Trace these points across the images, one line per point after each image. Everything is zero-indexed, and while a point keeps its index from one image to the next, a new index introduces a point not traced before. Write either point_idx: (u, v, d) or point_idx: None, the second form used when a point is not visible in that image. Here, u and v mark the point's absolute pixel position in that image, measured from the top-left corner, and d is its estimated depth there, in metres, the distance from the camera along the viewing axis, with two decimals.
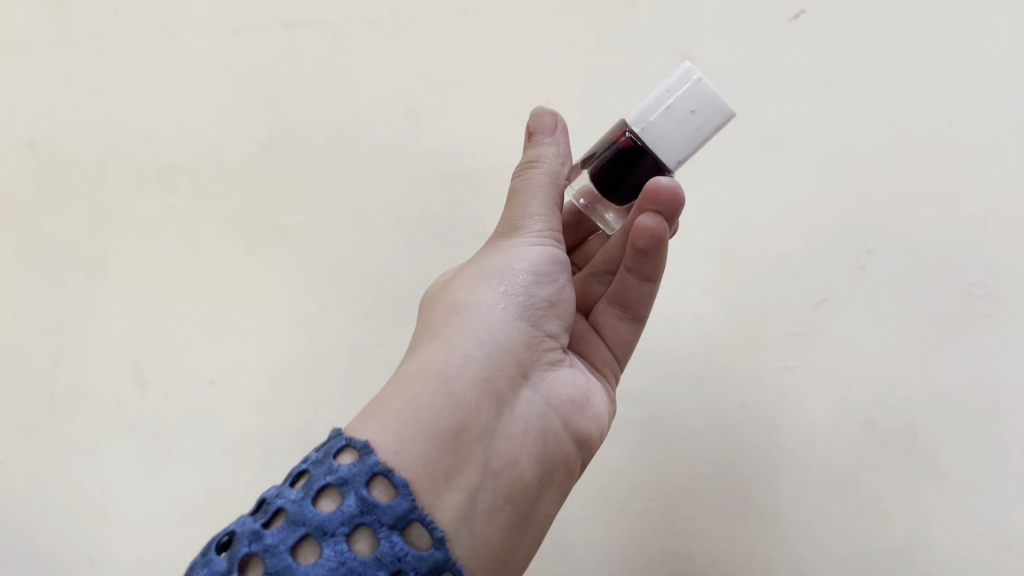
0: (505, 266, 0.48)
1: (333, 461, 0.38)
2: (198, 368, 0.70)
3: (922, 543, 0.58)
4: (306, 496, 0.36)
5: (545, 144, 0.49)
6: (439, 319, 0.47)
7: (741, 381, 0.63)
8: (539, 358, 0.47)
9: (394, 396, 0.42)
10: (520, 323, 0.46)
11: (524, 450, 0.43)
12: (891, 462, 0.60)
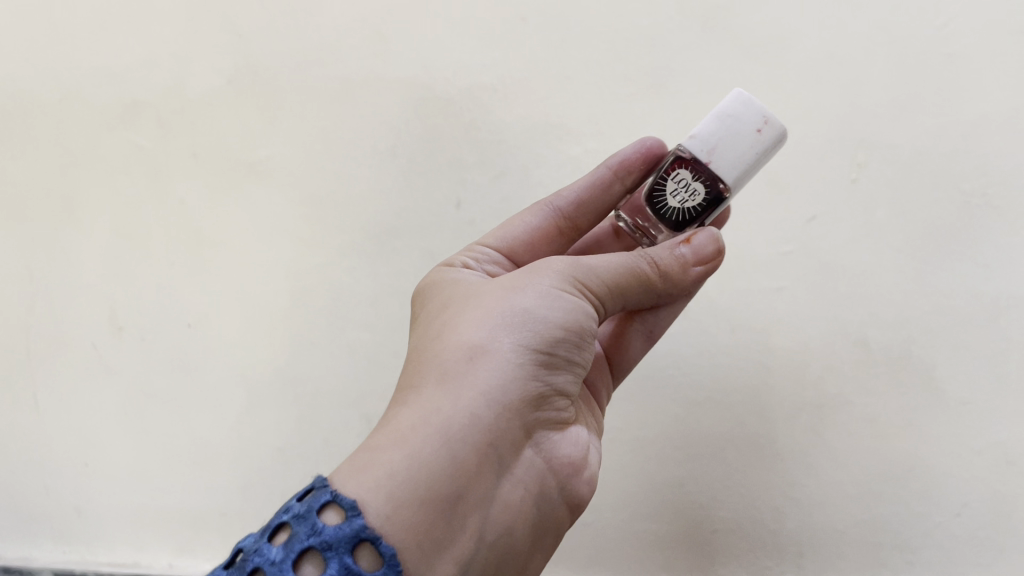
0: (533, 315, 0.43)
1: (316, 518, 0.36)
2: (176, 312, 0.70)
3: (917, 464, 0.57)
4: (286, 559, 0.35)
5: (680, 256, 0.46)
6: (447, 357, 0.42)
7: (730, 303, 0.61)
8: (546, 417, 0.43)
9: (394, 449, 0.38)
10: (537, 379, 0.42)
11: (519, 518, 0.41)
12: (885, 380, 0.58)
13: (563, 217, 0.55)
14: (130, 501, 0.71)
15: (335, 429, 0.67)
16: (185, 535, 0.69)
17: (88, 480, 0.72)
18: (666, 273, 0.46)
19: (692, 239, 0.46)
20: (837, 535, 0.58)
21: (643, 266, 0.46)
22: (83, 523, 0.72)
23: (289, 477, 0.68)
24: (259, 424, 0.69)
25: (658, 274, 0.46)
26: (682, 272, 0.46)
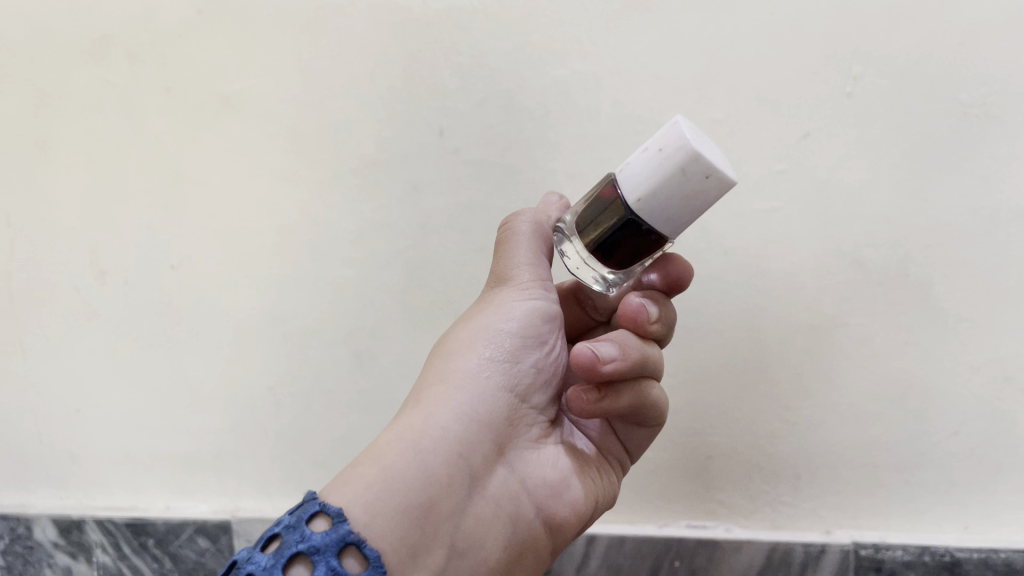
0: (488, 329, 0.48)
1: (307, 530, 0.38)
2: (157, 254, 0.68)
3: (914, 383, 0.57)
4: (276, 563, 0.37)
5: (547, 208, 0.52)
6: (417, 391, 0.47)
7: (723, 226, 0.59)
8: (518, 434, 0.47)
9: (372, 462, 0.41)
10: (499, 396, 0.46)
11: (493, 534, 0.43)
12: (882, 300, 0.57)
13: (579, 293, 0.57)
14: (140, 444, 0.72)
15: (329, 368, 0.67)
16: (197, 475, 0.72)
17: (94, 424, 0.73)
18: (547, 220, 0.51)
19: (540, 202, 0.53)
20: (832, 457, 0.60)
21: (527, 222, 0.50)
22: (95, 464, 0.74)
23: (289, 416, 0.69)
24: (249, 364, 0.69)
25: (540, 222, 0.50)
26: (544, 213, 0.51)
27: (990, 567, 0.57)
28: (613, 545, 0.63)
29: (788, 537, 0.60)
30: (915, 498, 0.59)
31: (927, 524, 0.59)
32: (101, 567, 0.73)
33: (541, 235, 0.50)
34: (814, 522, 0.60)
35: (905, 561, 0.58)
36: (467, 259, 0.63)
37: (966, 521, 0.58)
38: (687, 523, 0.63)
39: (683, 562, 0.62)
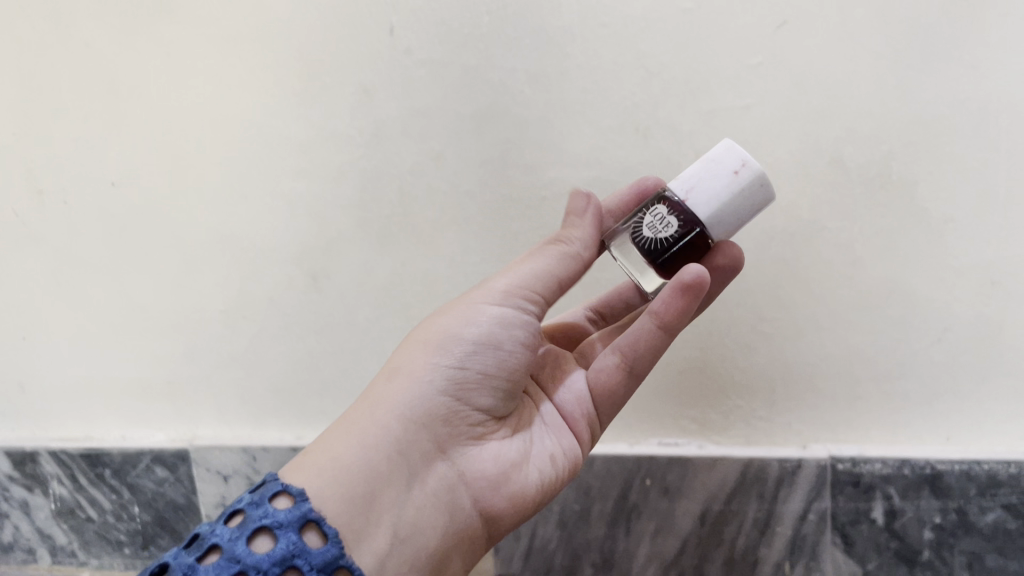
0: (445, 335, 0.46)
1: (271, 504, 0.38)
2: (94, 172, 0.64)
3: (896, 289, 0.54)
4: (240, 535, 0.37)
5: (577, 227, 0.47)
6: (372, 384, 0.46)
7: (695, 128, 0.54)
8: (467, 432, 0.46)
9: (322, 452, 0.42)
10: (453, 398, 0.45)
11: (433, 530, 0.42)
12: (862, 202, 0.53)
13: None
14: (91, 373, 0.69)
15: (282, 289, 0.64)
16: (152, 403, 0.69)
17: (43, 352, 0.70)
18: (568, 240, 0.47)
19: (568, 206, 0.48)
20: (809, 369, 0.57)
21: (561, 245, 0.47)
22: (47, 392, 0.71)
23: (243, 341, 0.66)
24: (198, 288, 0.65)
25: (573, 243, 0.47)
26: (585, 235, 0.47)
27: (971, 479, 0.54)
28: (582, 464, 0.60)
29: (763, 453, 0.58)
30: (896, 411, 0.56)
31: (907, 437, 0.57)
32: (58, 499, 0.71)
33: (560, 262, 0.46)
34: (789, 437, 0.58)
35: (883, 474, 0.56)
36: (421, 168, 0.59)
37: (948, 433, 0.56)
38: (659, 441, 0.61)
39: (654, 481, 0.60)
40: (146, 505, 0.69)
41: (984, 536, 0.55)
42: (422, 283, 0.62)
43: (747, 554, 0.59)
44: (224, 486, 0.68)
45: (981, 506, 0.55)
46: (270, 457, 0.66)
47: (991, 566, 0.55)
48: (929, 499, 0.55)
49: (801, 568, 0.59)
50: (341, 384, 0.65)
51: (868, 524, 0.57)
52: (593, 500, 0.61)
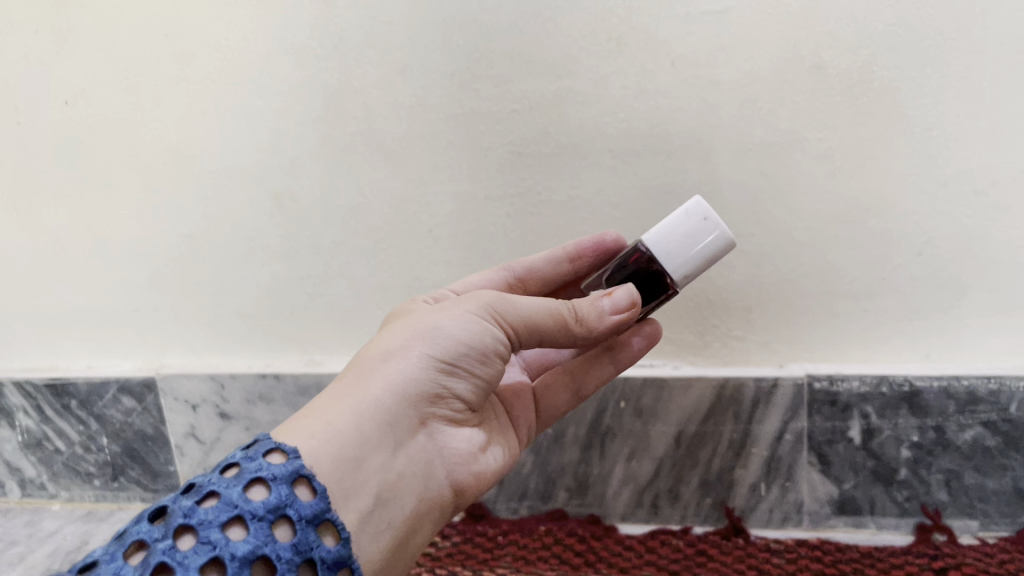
0: (440, 330, 0.41)
1: (262, 455, 0.36)
2: (47, 90, 0.61)
3: (878, 202, 0.52)
4: (236, 482, 0.34)
5: (600, 310, 0.42)
6: (363, 355, 0.41)
7: (670, 34, 0.51)
8: (446, 417, 0.42)
9: (314, 419, 0.38)
10: (440, 386, 0.41)
11: (406, 508, 0.39)
12: (843, 110, 0.51)
13: (516, 278, 0.51)
14: (54, 300, 0.68)
15: (243, 211, 0.61)
16: (116, 331, 0.67)
17: (6, 278, 0.68)
18: (582, 320, 0.42)
19: (608, 296, 0.42)
20: (787, 287, 0.55)
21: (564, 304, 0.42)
22: (12, 321, 0.69)
23: (206, 266, 0.64)
24: (158, 211, 0.63)
25: (577, 311, 0.42)
26: (595, 319, 0.42)
27: (950, 396, 0.53)
28: None
29: (738, 374, 0.56)
30: (874, 327, 0.55)
31: (885, 353, 0.55)
32: (26, 431, 0.70)
33: (554, 321, 0.42)
34: (766, 356, 0.57)
35: (861, 393, 0.55)
36: (386, 81, 0.56)
37: (927, 350, 0.55)
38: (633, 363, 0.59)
39: (628, 404, 0.58)
40: (115, 436, 0.68)
41: (963, 454, 0.54)
42: (391, 206, 0.59)
43: (722, 475, 0.58)
44: (193, 415, 0.67)
45: (960, 423, 0.54)
46: (239, 385, 0.65)
47: (969, 484, 0.55)
48: (907, 417, 0.54)
49: (777, 489, 0.58)
50: (309, 309, 0.63)
51: (844, 444, 0.56)
52: (567, 424, 0.60)
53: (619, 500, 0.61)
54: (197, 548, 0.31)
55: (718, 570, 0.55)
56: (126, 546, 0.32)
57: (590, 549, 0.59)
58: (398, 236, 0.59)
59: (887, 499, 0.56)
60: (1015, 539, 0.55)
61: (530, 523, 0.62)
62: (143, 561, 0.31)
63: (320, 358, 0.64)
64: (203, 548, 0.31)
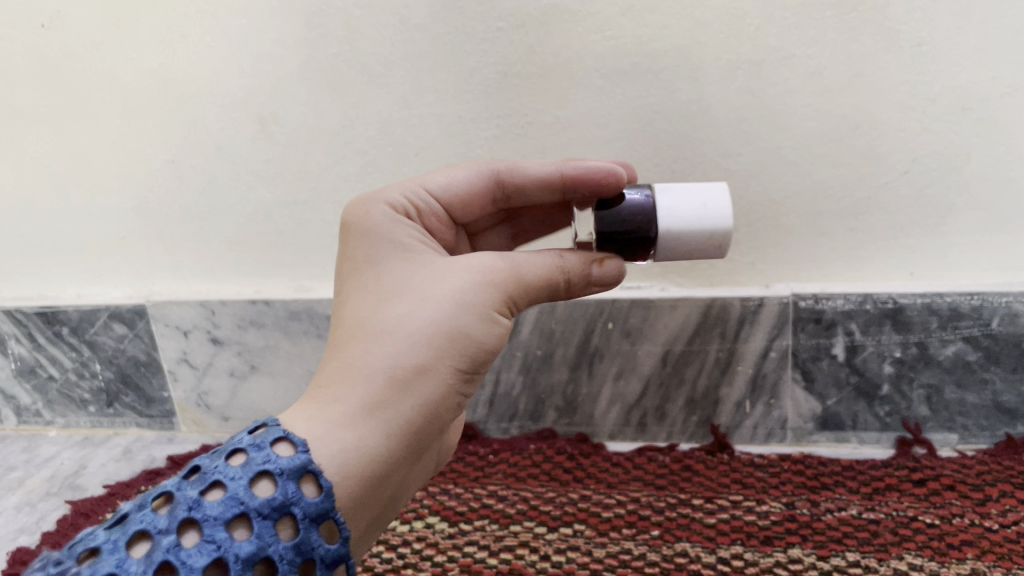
0: (472, 337, 0.35)
1: (271, 443, 0.32)
2: (23, 12, 0.60)
3: (866, 120, 0.51)
4: (242, 476, 0.31)
5: (588, 276, 0.38)
6: (372, 348, 0.34)
7: None
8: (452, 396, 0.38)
9: (337, 430, 0.33)
10: (461, 385, 0.36)
11: (408, 490, 0.38)
12: (833, 25, 0.50)
13: (502, 191, 0.43)
14: (41, 228, 0.67)
15: (228, 137, 0.61)
16: (105, 259, 0.67)
17: None
18: (571, 283, 0.39)
19: (597, 266, 0.38)
20: (774, 208, 0.55)
21: (561, 270, 0.38)
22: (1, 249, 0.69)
23: (193, 192, 0.63)
24: (142, 137, 0.62)
25: (568, 275, 0.38)
26: (581, 284, 0.39)
27: (932, 312, 0.54)
28: (545, 310, 0.60)
29: (725, 293, 0.57)
30: (860, 246, 0.55)
31: (870, 272, 0.56)
32: (19, 358, 0.71)
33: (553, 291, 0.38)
34: (752, 276, 0.57)
35: (845, 310, 0.55)
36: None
37: (912, 268, 0.55)
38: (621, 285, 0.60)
39: (616, 325, 0.59)
40: (108, 362, 0.69)
41: (944, 369, 0.55)
42: (376, 128, 0.58)
43: (708, 393, 0.60)
44: (185, 341, 0.67)
45: (942, 339, 0.55)
46: (229, 311, 0.65)
47: (950, 398, 0.56)
48: (890, 333, 0.55)
49: (762, 405, 0.59)
50: (296, 234, 0.63)
51: (828, 361, 0.57)
52: (556, 346, 0.60)
53: (608, 419, 0.62)
54: (200, 546, 0.28)
55: (702, 485, 0.57)
56: (128, 534, 0.29)
57: (579, 465, 0.61)
58: (385, 160, 0.59)
59: (869, 414, 0.58)
60: (993, 451, 0.56)
61: (521, 442, 0.64)
62: (146, 555, 0.28)
63: (309, 284, 0.65)
64: (206, 547, 0.28)
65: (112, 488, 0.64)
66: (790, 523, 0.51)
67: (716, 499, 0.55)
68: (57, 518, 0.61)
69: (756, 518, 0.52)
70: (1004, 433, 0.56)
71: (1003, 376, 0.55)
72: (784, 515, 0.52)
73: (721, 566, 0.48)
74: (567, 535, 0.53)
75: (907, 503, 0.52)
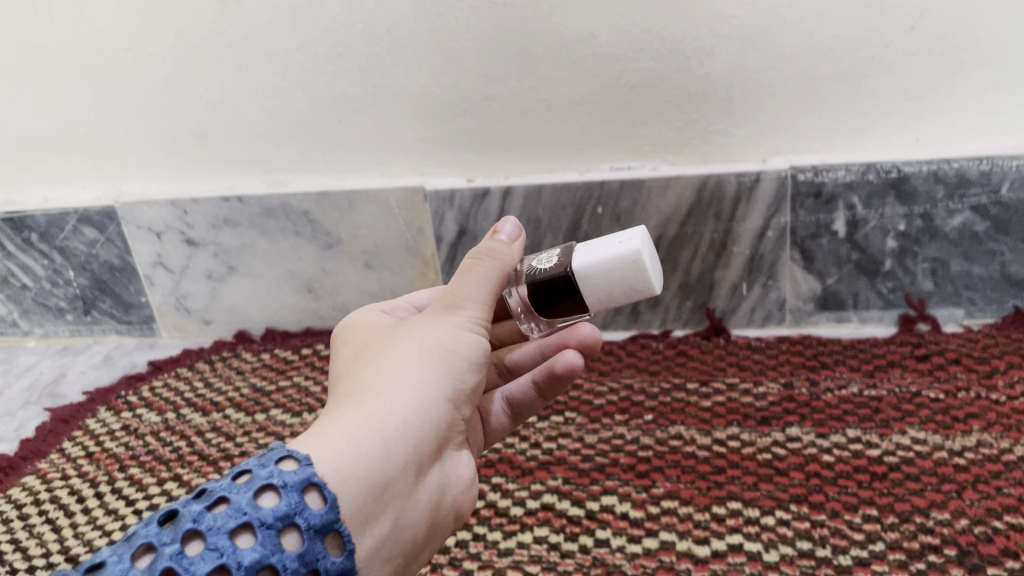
0: (448, 340, 0.34)
1: (276, 459, 0.29)
2: None
3: None
4: (245, 488, 0.27)
5: (505, 244, 0.36)
6: (355, 379, 0.33)
7: None
8: (455, 436, 0.34)
9: (330, 436, 0.30)
10: (449, 400, 0.33)
11: (420, 535, 0.32)
12: None
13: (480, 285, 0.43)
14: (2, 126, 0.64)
15: (186, 19, 0.56)
16: (71, 158, 0.64)
17: None
18: (499, 254, 0.36)
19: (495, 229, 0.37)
20: (772, 74, 0.51)
21: (480, 255, 0.35)
22: None
23: (155, 83, 0.59)
24: (94, 23, 0.58)
25: (495, 254, 0.36)
26: (508, 256, 0.36)
27: (939, 180, 0.51)
28: (531, 196, 0.57)
29: (719, 169, 0.54)
30: (864, 112, 0.51)
31: (873, 140, 0.52)
32: None
33: (504, 280, 0.36)
34: (749, 151, 0.54)
35: (846, 182, 0.52)
36: None
37: (918, 134, 0.52)
38: (611, 167, 0.56)
39: (606, 208, 0.56)
40: (82, 269, 0.67)
41: (950, 241, 0.53)
42: (343, 4, 0.54)
43: (703, 278, 0.57)
44: (159, 244, 0.64)
45: (948, 209, 0.52)
46: (202, 210, 0.62)
47: (956, 272, 0.54)
48: (893, 205, 0.52)
49: (759, 287, 0.57)
50: (266, 125, 0.59)
51: (829, 238, 0.54)
52: (544, 235, 0.58)
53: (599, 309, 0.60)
54: (203, 553, 0.25)
55: (697, 369, 0.55)
56: (132, 547, 0.26)
57: None
58: (354, 39, 0.55)
59: (871, 292, 0.55)
60: (1000, 325, 0.54)
61: None
62: (147, 568, 0.25)
63: (283, 178, 0.62)
64: (209, 553, 0.25)
65: (92, 394, 0.62)
66: (788, 403, 0.50)
67: (712, 382, 0.53)
68: (37, 425, 0.59)
69: (753, 400, 0.51)
70: (1012, 306, 0.54)
71: (1012, 245, 0.52)
72: (782, 396, 0.51)
73: (718, 448, 0.47)
74: (558, 423, 0.51)
75: (911, 378, 0.50)
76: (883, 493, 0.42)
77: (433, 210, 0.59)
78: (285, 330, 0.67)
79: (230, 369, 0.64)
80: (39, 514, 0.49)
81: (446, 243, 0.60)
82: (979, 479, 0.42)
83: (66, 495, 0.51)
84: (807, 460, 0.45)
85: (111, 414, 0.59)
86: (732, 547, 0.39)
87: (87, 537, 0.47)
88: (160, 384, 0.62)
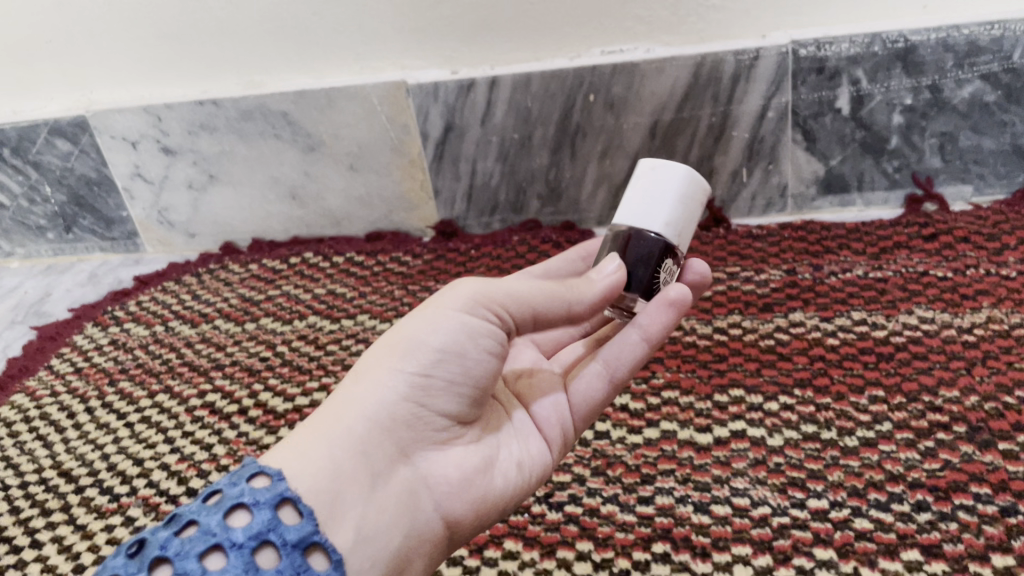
0: (416, 340, 0.29)
1: (247, 476, 0.27)
2: None
3: None
4: (214, 508, 0.26)
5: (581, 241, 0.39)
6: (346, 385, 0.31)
7: None
8: (431, 438, 0.30)
9: (283, 442, 0.28)
10: (414, 405, 0.29)
11: (386, 545, 0.28)
12: None
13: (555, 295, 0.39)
14: None
15: None
16: (35, 66, 0.61)
17: None
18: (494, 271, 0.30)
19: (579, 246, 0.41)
20: None
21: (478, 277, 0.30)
22: None
23: None
24: None
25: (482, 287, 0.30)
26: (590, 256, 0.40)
27: (948, 48, 0.48)
28: (519, 86, 0.54)
29: (716, 48, 0.51)
30: None
31: (879, 9, 0.49)
32: None
33: (501, 289, 0.30)
34: (747, 26, 0.51)
35: (850, 56, 0.49)
36: None
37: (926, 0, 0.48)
38: (601, 51, 0.53)
39: (599, 96, 0.53)
40: (58, 184, 0.64)
41: (960, 113, 0.50)
42: None
43: (701, 165, 0.55)
44: (135, 155, 0.62)
45: (958, 79, 0.49)
46: (176, 116, 0.60)
47: (965, 146, 0.51)
48: (900, 78, 0.50)
49: (760, 173, 0.54)
50: (236, 21, 0.56)
51: (832, 116, 0.52)
52: (534, 127, 0.55)
53: (594, 203, 0.58)
54: None
55: (696, 259, 0.53)
56: None
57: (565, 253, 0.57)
58: None
59: (875, 172, 0.53)
60: (1009, 201, 0.52)
61: (503, 235, 0.60)
62: None
63: (260, 79, 0.59)
64: None
65: (78, 310, 0.61)
66: (791, 289, 0.48)
67: (712, 272, 0.51)
68: (23, 344, 0.58)
69: (755, 288, 0.49)
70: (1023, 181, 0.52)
71: None
72: (784, 282, 0.49)
73: (718, 336, 0.45)
74: None
75: (918, 258, 0.48)
76: (889, 373, 0.40)
77: (417, 107, 0.56)
78: (272, 240, 0.65)
79: (218, 281, 0.62)
80: (29, 430, 0.49)
81: (433, 140, 0.57)
82: (989, 355, 0.40)
83: (56, 412, 0.50)
84: (811, 344, 0.43)
85: (98, 329, 0.58)
86: (734, 433, 0.38)
87: (78, 451, 0.46)
88: (146, 298, 0.61)
